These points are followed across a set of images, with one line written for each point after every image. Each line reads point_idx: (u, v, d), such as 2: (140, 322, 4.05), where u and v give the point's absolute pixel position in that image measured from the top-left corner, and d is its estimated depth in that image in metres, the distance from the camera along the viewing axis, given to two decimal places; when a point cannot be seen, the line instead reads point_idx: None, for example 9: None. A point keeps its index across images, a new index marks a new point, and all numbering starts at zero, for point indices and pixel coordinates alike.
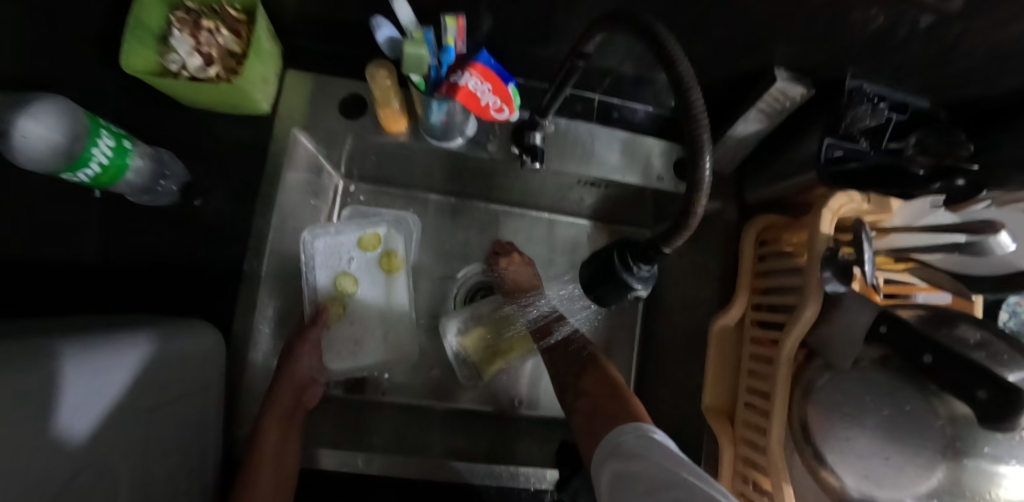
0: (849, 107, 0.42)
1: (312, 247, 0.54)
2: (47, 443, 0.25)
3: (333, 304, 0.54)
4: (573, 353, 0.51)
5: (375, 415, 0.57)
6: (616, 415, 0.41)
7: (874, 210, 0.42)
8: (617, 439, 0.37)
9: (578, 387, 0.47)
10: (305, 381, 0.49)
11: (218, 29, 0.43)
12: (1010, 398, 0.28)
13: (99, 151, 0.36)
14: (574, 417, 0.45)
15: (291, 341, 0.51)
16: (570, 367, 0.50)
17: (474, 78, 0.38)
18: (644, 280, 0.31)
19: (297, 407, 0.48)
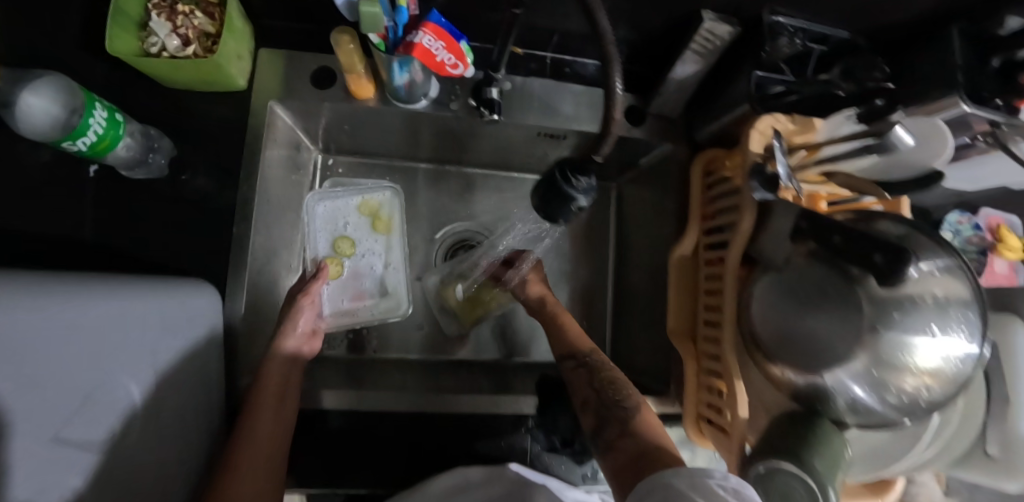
0: (769, 40, 0.46)
1: (313, 210, 0.61)
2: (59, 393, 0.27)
3: (333, 262, 0.60)
4: (617, 389, 0.50)
5: (379, 369, 0.62)
6: (651, 461, 0.41)
7: (799, 129, 0.46)
8: (669, 477, 0.34)
9: (623, 426, 0.47)
10: (307, 332, 0.54)
11: (193, 12, 0.47)
12: (899, 264, 0.30)
13: (95, 121, 0.39)
14: (615, 454, 0.44)
15: (294, 294, 0.56)
16: (616, 405, 0.49)
17: (428, 36, 0.43)
18: (586, 191, 0.36)
19: (299, 358, 0.52)
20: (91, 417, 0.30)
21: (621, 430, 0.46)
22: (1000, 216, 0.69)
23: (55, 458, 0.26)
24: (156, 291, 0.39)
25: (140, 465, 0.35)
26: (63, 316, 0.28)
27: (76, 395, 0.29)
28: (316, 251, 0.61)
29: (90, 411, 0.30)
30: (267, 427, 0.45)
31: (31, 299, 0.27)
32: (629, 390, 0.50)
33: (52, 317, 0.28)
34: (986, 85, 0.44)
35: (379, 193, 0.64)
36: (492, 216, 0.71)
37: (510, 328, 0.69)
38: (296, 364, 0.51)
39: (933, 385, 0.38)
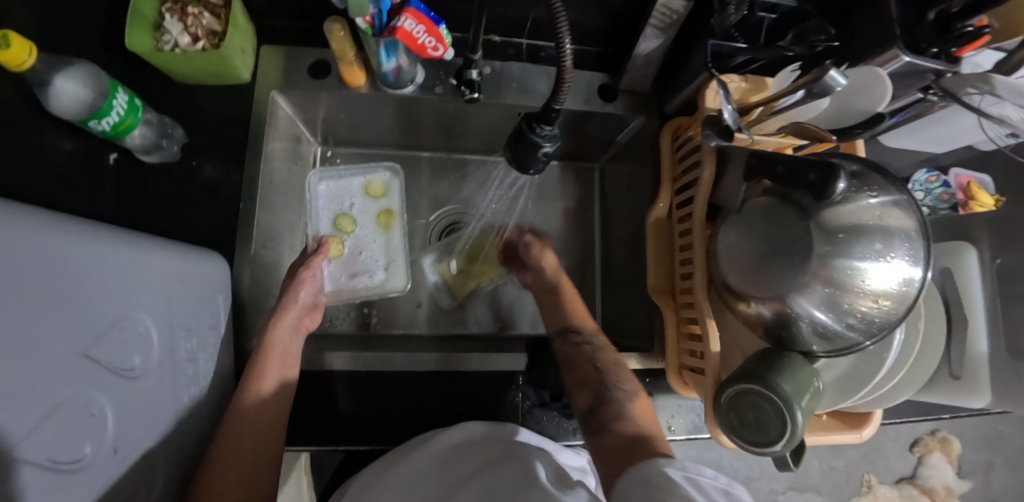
0: (719, 10, 0.49)
1: (316, 189, 0.65)
2: (77, 321, 0.31)
3: (334, 240, 0.64)
4: (616, 370, 0.55)
5: (385, 341, 0.65)
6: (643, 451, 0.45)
7: (751, 87, 0.51)
8: (664, 467, 0.38)
9: (619, 410, 0.51)
10: (306, 304, 0.57)
11: (201, 12, 0.52)
12: (828, 181, 0.37)
13: (117, 103, 0.46)
14: (608, 435, 0.49)
15: (296, 268, 0.59)
16: (613, 386, 0.53)
17: (409, 21, 0.47)
18: (550, 138, 0.41)
19: (300, 327, 0.56)
20: (101, 348, 0.34)
21: (616, 412, 0.51)
22: (971, 176, 0.69)
23: (82, 370, 0.32)
24: (161, 246, 0.43)
25: (139, 403, 0.38)
26: (98, 255, 0.34)
27: (101, 320, 0.34)
28: (318, 228, 0.65)
29: (101, 342, 0.34)
30: (273, 383, 0.49)
31: (74, 236, 0.32)
32: (628, 374, 0.55)
33: (90, 255, 0.33)
34: (922, 36, 0.50)
35: (380, 173, 0.69)
36: (481, 199, 0.75)
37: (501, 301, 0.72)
38: (297, 335, 0.54)
39: (882, 303, 0.41)
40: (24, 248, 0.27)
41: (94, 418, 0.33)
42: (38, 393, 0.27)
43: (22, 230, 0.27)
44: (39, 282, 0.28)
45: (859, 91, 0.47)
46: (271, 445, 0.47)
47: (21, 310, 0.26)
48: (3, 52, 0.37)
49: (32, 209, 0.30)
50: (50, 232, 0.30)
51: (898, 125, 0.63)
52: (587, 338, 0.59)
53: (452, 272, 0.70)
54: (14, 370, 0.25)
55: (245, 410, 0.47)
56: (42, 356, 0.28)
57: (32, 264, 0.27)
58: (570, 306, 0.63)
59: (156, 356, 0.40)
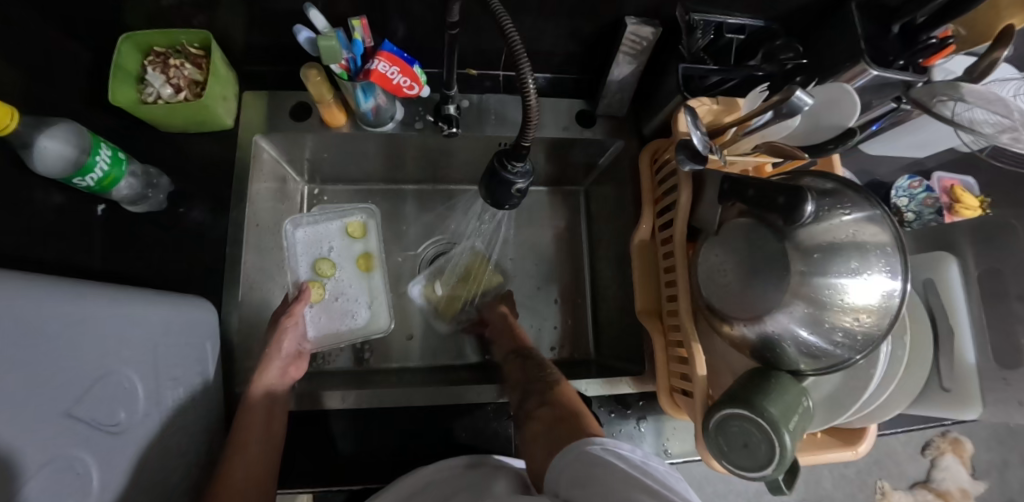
0: (687, 36, 0.51)
1: (293, 236, 0.66)
2: (59, 381, 0.32)
3: (315, 285, 0.65)
4: (542, 368, 0.56)
5: (382, 377, 0.65)
6: (566, 427, 0.43)
7: (724, 108, 0.51)
8: (583, 446, 0.37)
9: (542, 396, 0.50)
10: (290, 354, 0.57)
11: (182, 64, 0.54)
12: (796, 204, 0.37)
13: (101, 159, 0.47)
14: (534, 422, 0.46)
15: (278, 316, 0.60)
16: (540, 380, 0.53)
17: (382, 63, 0.49)
18: (523, 175, 0.42)
19: (285, 376, 0.55)
20: (83, 406, 0.34)
21: (540, 400, 0.49)
22: (954, 178, 0.68)
23: (66, 429, 0.32)
24: (145, 297, 0.44)
25: (126, 457, 0.38)
26: (80, 312, 0.35)
27: (84, 379, 0.34)
28: (298, 275, 0.66)
29: (83, 400, 0.34)
30: (263, 424, 0.49)
31: (55, 298, 0.33)
32: (556, 372, 0.55)
33: (73, 312, 0.34)
34: (889, 50, 0.51)
35: (356, 214, 0.70)
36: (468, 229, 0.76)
37: None
38: (282, 382, 0.54)
39: (866, 318, 0.41)
40: (8, 313, 0.28)
41: (80, 476, 0.33)
42: (24, 456, 0.28)
43: (7, 295, 0.28)
44: (21, 346, 0.28)
45: (828, 107, 0.47)
46: (267, 485, 0.46)
47: (6, 375, 0.27)
48: None
49: (17, 272, 0.31)
50: (32, 294, 0.30)
51: (876, 134, 0.63)
52: (524, 350, 0.61)
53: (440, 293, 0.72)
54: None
55: (238, 448, 0.46)
56: (25, 420, 0.28)
57: (13, 329, 0.28)
58: (511, 325, 0.66)
59: (142, 408, 0.40)
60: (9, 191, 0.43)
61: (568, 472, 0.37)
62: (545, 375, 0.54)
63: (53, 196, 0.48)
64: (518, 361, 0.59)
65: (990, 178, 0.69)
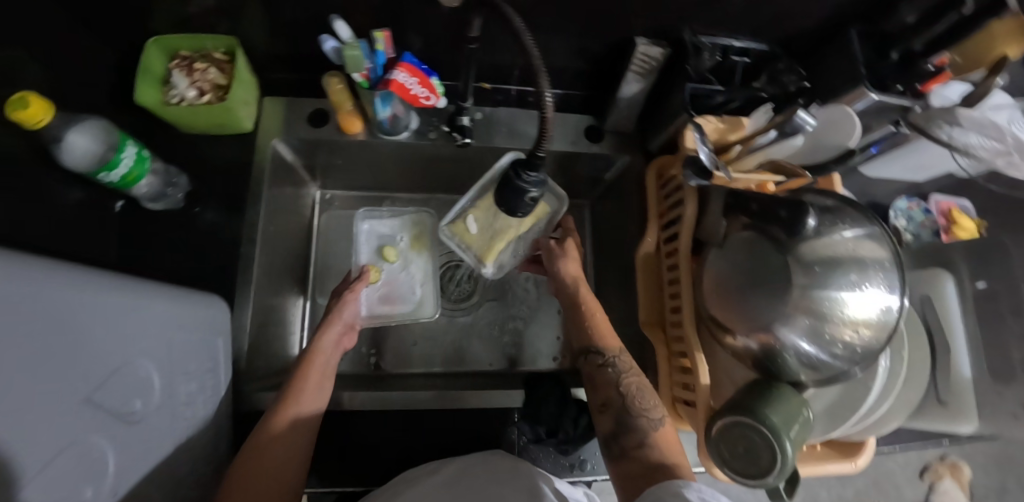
0: (693, 56, 0.53)
1: (360, 227, 0.69)
2: (81, 368, 0.33)
3: (373, 269, 0.67)
4: (641, 397, 0.51)
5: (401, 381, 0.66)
6: (664, 473, 0.44)
7: (729, 127, 0.52)
8: (680, 488, 0.39)
9: (643, 436, 0.48)
10: (347, 324, 0.59)
11: (208, 68, 0.56)
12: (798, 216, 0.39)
13: (125, 157, 0.48)
14: (631, 462, 0.47)
15: (340, 291, 0.63)
16: (638, 412, 0.50)
17: (402, 73, 0.51)
18: (536, 184, 0.43)
19: (338, 346, 0.57)
20: (101, 394, 0.35)
21: (639, 438, 0.48)
22: (951, 201, 0.69)
23: (85, 414, 0.33)
24: (163, 290, 0.45)
25: (141, 444, 0.39)
26: (102, 303, 0.36)
27: (104, 367, 0.35)
28: (360, 256, 0.68)
29: (101, 388, 0.35)
30: (287, 421, 0.46)
31: (78, 285, 0.34)
32: (654, 400, 0.51)
33: (96, 302, 0.35)
34: (885, 75, 0.53)
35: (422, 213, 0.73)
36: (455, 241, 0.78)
37: (509, 339, 0.72)
38: (336, 352, 0.55)
39: (867, 332, 0.43)
40: (34, 299, 0.28)
41: (93, 463, 0.33)
42: (39, 447, 0.28)
43: (36, 282, 0.29)
44: (48, 329, 0.30)
45: (826, 128, 0.50)
46: (289, 485, 0.44)
47: (28, 363, 0.27)
48: (22, 111, 0.40)
49: (46, 259, 0.32)
50: (59, 283, 0.31)
51: (876, 156, 0.63)
52: (609, 359, 0.55)
53: (471, 233, 0.64)
54: (15, 423, 0.26)
55: (258, 452, 0.43)
56: (49, 401, 0.30)
57: (38, 312, 0.29)
58: (593, 324, 0.58)
59: (156, 399, 0.41)
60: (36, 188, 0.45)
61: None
62: (644, 399, 0.51)
63: (72, 192, 0.49)
64: (602, 376, 0.54)
65: (986, 202, 0.70)
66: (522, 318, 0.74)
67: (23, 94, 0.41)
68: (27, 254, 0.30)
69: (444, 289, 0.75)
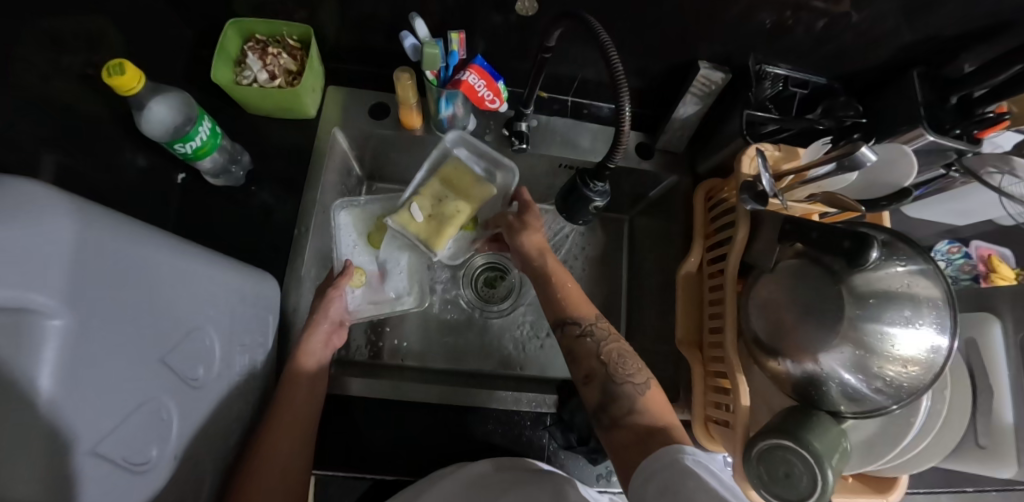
0: (755, 83, 0.55)
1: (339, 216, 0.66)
2: (156, 330, 0.34)
3: (358, 271, 0.65)
4: (624, 364, 0.51)
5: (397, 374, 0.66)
6: (658, 437, 0.44)
7: (783, 154, 0.54)
8: (678, 454, 0.39)
9: (631, 403, 0.48)
10: (335, 322, 0.58)
11: (280, 53, 0.57)
12: (862, 248, 0.39)
13: (202, 131, 0.49)
14: (621, 432, 0.46)
15: (324, 287, 0.61)
16: (623, 379, 0.50)
17: (472, 76, 0.53)
18: (601, 193, 0.44)
19: (328, 346, 0.57)
20: (172, 358, 0.36)
21: (629, 406, 0.48)
22: (991, 248, 0.69)
23: (157, 375, 0.34)
24: (228, 262, 0.46)
25: (199, 409, 0.40)
26: (176, 269, 0.37)
27: (175, 332, 0.37)
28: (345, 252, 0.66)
29: (172, 352, 0.36)
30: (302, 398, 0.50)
31: (159, 250, 0.35)
32: (637, 365, 0.52)
33: (171, 268, 0.36)
34: (947, 118, 0.53)
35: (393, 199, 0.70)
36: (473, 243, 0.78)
37: (544, 347, 0.73)
38: (327, 349, 0.56)
39: (912, 369, 0.43)
40: (113, 254, 0.30)
41: (160, 422, 0.35)
42: (108, 403, 0.29)
43: (121, 245, 0.30)
44: (129, 291, 0.31)
45: (886, 166, 0.50)
46: (300, 466, 0.47)
47: (104, 319, 0.28)
48: (118, 76, 0.42)
49: (131, 220, 0.33)
50: (138, 243, 0.32)
51: (921, 198, 0.64)
52: (586, 329, 0.54)
53: (418, 221, 0.60)
54: (86, 378, 0.27)
55: (279, 426, 0.47)
56: (126, 360, 0.31)
57: (119, 275, 0.30)
58: (563, 294, 0.56)
59: (217, 367, 0.42)
60: (94, 149, 0.48)
61: (657, 474, 0.39)
62: (625, 370, 0.51)
63: (138, 159, 0.53)
64: (576, 347, 0.53)
65: None
66: None
67: (119, 61, 0.43)
68: (120, 214, 0.31)
69: (482, 292, 0.76)
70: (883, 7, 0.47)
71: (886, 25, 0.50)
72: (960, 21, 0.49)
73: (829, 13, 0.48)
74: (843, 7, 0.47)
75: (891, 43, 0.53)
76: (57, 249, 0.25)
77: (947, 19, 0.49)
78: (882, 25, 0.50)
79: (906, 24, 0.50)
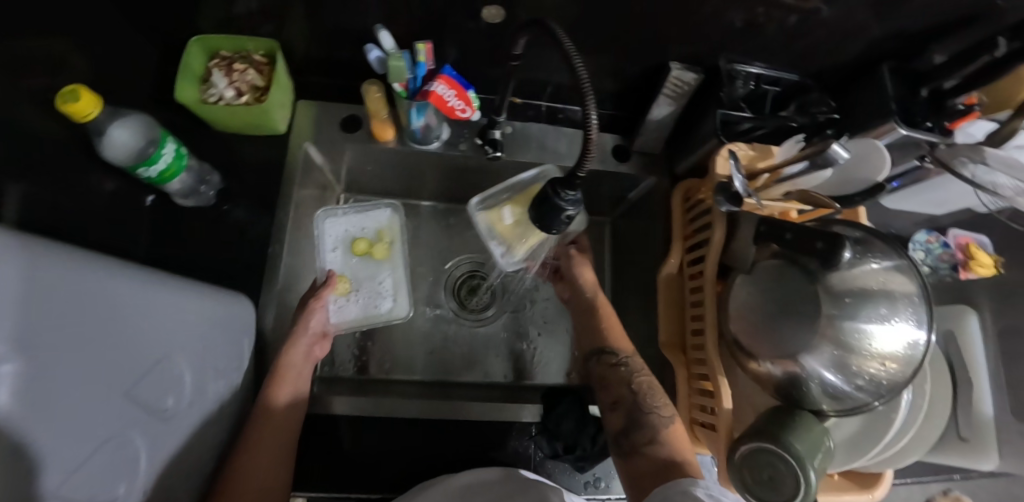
0: (727, 83, 0.54)
1: (322, 226, 0.66)
2: (119, 364, 0.33)
3: (342, 280, 0.64)
4: (652, 395, 0.53)
5: (384, 388, 0.65)
6: (673, 468, 0.45)
7: (759, 154, 0.54)
8: (689, 486, 0.40)
9: (653, 434, 0.50)
10: (317, 333, 0.58)
11: (246, 69, 0.56)
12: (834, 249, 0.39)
13: (165, 153, 0.48)
14: (638, 459, 0.48)
15: (307, 299, 0.60)
16: (649, 409, 0.52)
17: (441, 86, 0.52)
18: (573, 202, 0.44)
19: (310, 357, 0.57)
20: (138, 391, 0.35)
21: (650, 435, 0.50)
22: (969, 236, 0.68)
23: (121, 411, 0.33)
24: (198, 288, 0.45)
25: (168, 442, 0.39)
26: (141, 300, 0.36)
27: (141, 364, 0.36)
28: (328, 263, 0.65)
29: (138, 386, 0.35)
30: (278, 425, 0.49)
31: (120, 282, 0.34)
32: (664, 400, 0.53)
33: (134, 299, 0.35)
34: (918, 110, 0.53)
35: (382, 212, 0.68)
36: (457, 252, 0.77)
37: (531, 354, 0.72)
38: (308, 364, 0.55)
39: (891, 366, 0.43)
40: (68, 290, 0.29)
41: (126, 458, 0.34)
42: (69, 446, 0.28)
43: (76, 281, 0.29)
44: (89, 327, 0.30)
45: (859, 161, 0.50)
46: (280, 488, 0.47)
47: (59, 360, 0.27)
48: (72, 104, 0.41)
49: (85, 253, 0.32)
50: (96, 277, 0.32)
51: (898, 190, 0.64)
52: (621, 359, 0.58)
53: (507, 222, 0.52)
54: (43, 422, 0.26)
55: (254, 450, 0.47)
56: (86, 398, 0.30)
57: (78, 312, 0.29)
58: (606, 327, 0.61)
59: (188, 396, 0.41)
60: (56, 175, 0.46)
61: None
62: (656, 401, 0.53)
63: (106, 183, 0.51)
64: (607, 375, 0.57)
65: (1004, 239, 0.70)
66: (545, 333, 0.74)
67: (74, 88, 0.41)
68: (72, 248, 0.31)
69: (464, 300, 0.75)
70: (850, 3, 0.47)
71: (856, 20, 0.50)
72: (926, 15, 0.49)
73: (796, 11, 0.48)
74: (810, 5, 0.47)
75: (860, 37, 0.53)
76: (10, 291, 0.24)
77: (913, 12, 0.48)
78: (851, 20, 0.50)
79: (874, 18, 0.50)
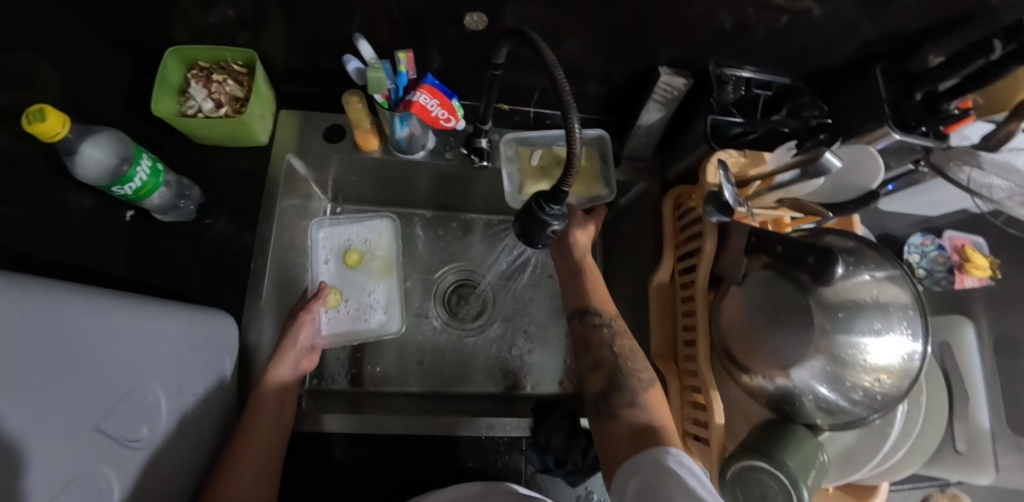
0: (718, 88, 0.54)
1: (316, 236, 0.66)
2: (88, 396, 0.32)
3: (334, 292, 0.64)
4: (633, 360, 0.51)
5: (374, 401, 0.64)
6: (648, 435, 0.43)
7: (750, 161, 0.52)
8: (660, 456, 0.39)
9: (631, 399, 0.48)
10: (306, 347, 0.57)
11: (225, 80, 0.55)
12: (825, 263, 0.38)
13: (140, 170, 0.48)
14: (617, 422, 0.46)
15: (296, 311, 0.59)
16: (629, 372, 0.50)
17: (423, 95, 0.51)
18: (558, 217, 0.43)
19: (297, 371, 0.55)
20: (108, 423, 0.34)
21: (627, 399, 0.48)
22: (965, 237, 0.68)
23: (92, 444, 0.32)
24: (173, 309, 0.44)
25: (144, 470, 0.38)
26: (108, 328, 0.35)
27: (111, 394, 0.35)
28: (320, 275, 0.65)
29: (107, 418, 0.34)
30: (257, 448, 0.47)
31: (87, 311, 0.33)
32: (645, 364, 0.51)
33: (102, 327, 0.34)
34: (911, 114, 0.52)
35: (381, 224, 0.68)
36: (448, 259, 0.76)
37: (522, 363, 0.71)
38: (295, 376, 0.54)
39: (886, 379, 0.42)
40: (36, 323, 0.28)
41: (102, 493, 0.33)
42: (46, 485, 0.28)
43: (41, 316, 0.28)
44: (56, 361, 0.29)
45: (852, 168, 0.49)
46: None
47: (30, 395, 0.26)
48: (40, 123, 0.39)
49: (46, 282, 0.31)
50: (61, 308, 0.30)
51: (891, 193, 0.63)
52: (604, 321, 0.54)
53: (531, 162, 0.62)
54: (20, 461, 0.25)
55: (228, 479, 0.44)
56: (57, 435, 0.29)
57: (43, 348, 0.28)
58: (593, 287, 0.57)
59: (163, 423, 0.40)
60: None
61: (637, 479, 0.39)
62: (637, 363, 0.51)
63: (83, 200, 0.49)
64: (584, 335, 0.53)
65: (1000, 241, 0.69)
66: (538, 341, 0.73)
67: (40, 107, 0.40)
68: (29, 280, 0.29)
69: (455, 309, 0.74)
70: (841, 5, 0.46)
71: (848, 22, 0.48)
72: (921, 15, 0.48)
73: (786, 14, 0.47)
74: (800, 7, 0.46)
75: (853, 38, 0.52)
76: None
77: (907, 13, 0.47)
78: (843, 22, 0.49)
79: (867, 18, 0.48)
